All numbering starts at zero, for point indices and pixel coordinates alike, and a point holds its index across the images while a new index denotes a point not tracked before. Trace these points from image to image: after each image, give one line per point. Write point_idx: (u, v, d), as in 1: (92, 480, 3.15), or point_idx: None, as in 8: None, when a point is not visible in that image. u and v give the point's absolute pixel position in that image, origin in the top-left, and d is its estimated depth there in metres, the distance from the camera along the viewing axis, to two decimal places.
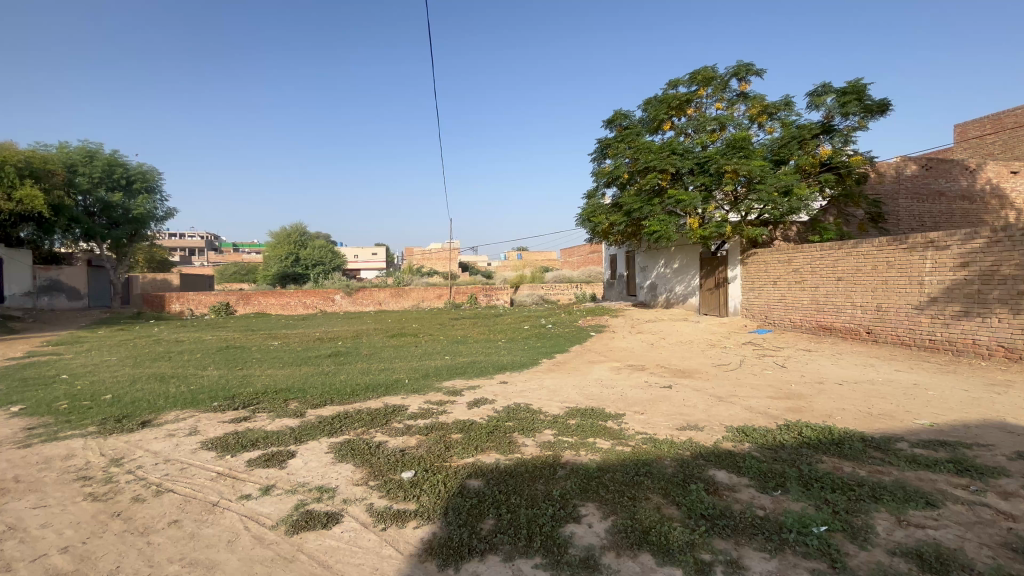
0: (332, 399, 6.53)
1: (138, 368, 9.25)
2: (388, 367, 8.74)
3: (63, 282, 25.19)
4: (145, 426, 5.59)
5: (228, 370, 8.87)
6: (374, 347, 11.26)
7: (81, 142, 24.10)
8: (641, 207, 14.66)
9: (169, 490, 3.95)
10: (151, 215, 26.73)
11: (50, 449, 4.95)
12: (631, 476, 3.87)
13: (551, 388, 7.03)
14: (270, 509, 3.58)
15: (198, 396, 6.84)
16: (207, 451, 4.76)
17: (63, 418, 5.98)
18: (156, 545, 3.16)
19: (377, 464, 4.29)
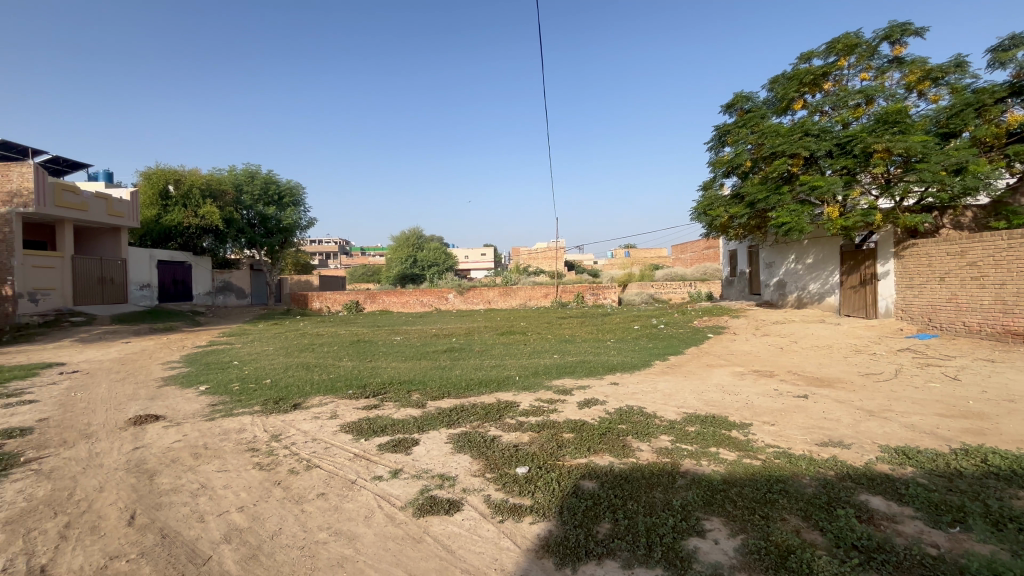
0: (449, 392, 6.91)
1: (290, 358, 10.71)
2: (499, 363, 9.04)
3: (234, 283, 30.05)
4: (297, 408, 6.44)
5: (361, 361, 9.88)
6: (485, 344, 11.71)
7: (244, 164, 28.39)
8: (767, 197, 13.35)
9: (316, 466, 4.48)
10: (298, 224, 30.62)
11: (227, 422, 5.91)
12: (762, 494, 3.52)
13: (666, 391, 6.70)
14: (398, 491, 3.89)
15: (337, 383, 7.70)
16: (346, 433, 5.33)
17: (236, 397, 7.12)
18: (307, 513, 3.61)
19: (493, 457, 4.44)
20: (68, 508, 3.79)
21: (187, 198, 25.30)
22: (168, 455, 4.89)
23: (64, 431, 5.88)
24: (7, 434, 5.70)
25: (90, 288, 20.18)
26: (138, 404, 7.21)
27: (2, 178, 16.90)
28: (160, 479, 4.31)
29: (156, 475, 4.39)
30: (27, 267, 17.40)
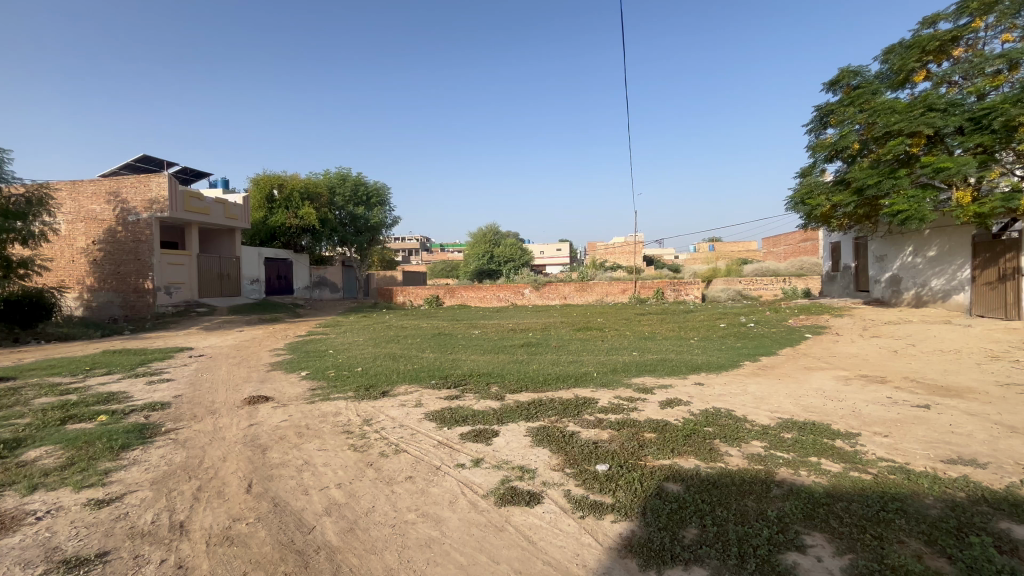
0: (527, 386, 6.99)
1: (378, 348, 11.43)
2: (577, 359, 8.95)
3: (328, 278, 32.58)
4: (385, 395, 6.85)
5: (442, 353, 10.28)
6: (562, 340, 11.66)
7: (337, 168, 30.59)
8: (878, 182, 11.97)
9: (404, 450, 4.75)
10: (384, 223, 32.40)
11: (325, 405, 6.45)
12: (874, 512, 3.17)
13: (757, 394, 6.25)
14: (480, 479, 4.02)
15: (421, 374, 8.09)
16: (430, 421, 5.58)
17: (332, 383, 7.75)
18: (397, 494, 3.83)
19: (572, 452, 4.43)
20: (199, 474, 4.34)
21: (289, 201, 27.94)
22: (277, 433, 5.44)
23: (195, 407, 6.75)
24: (151, 407, 6.65)
25: (211, 283, 22.91)
26: (251, 386, 8.07)
27: (145, 187, 19.62)
28: (270, 453, 4.80)
29: (268, 450, 4.90)
30: (163, 264, 20.12)
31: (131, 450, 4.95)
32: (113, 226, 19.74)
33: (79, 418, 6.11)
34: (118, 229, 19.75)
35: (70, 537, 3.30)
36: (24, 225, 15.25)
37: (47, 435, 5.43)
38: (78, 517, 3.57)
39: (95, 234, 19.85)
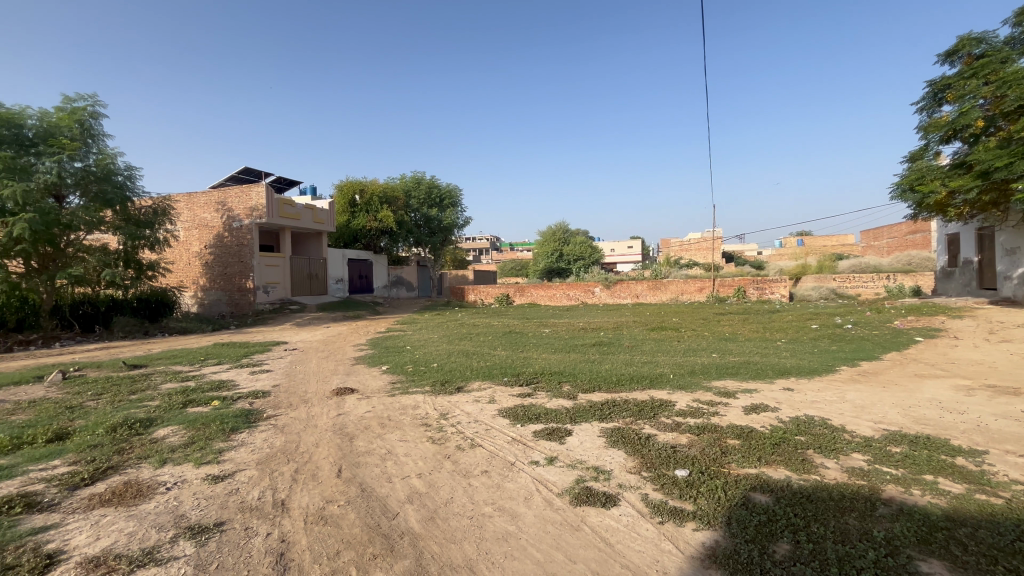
0: (599, 386, 6.90)
1: (452, 345, 11.82)
2: (652, 360, 8.67)
3: (405, 277, 34.18)
4: (459, 391, 7.07)
5: (513, 351, 10.41)
6: (636, 339, 11.36)
7: (412, 172, 31.98)
8: (1009, 164, 10.45)
9: (479, 445, 4.87)
10: (456, 224, 33.38)
11: (404, 398, 6.78)
12: (1008, 542, 2.77)
13: (856, 402, 5.70)
14: (554, 477, 4.03)
15: (493, 370, 8.26)
16: (503, 418, 5.67)
17: (410, 377, 8.15)
18: (473, 487, 3.95)
19: (649, 456, 4.30)
20: (296, 457, 4.74)
21: (369, 205, 29.67)
22: (362, 423, 5.81)
23: (290, 396, 7.39)
24: (254, 395, 7.37)
25: (302, 282, 24.91)
26: (338, 378, 8.68)
27: (247, 196, 21.73)
28: (357, 442, 5.13)
29: (355, 439, 5.25)
30: (262, 266, 22.16)
31: (239, 433, 5.53)
32: (221, 232, 22.09)
33: (196, 402, 6.92)
34: (225, 235, 22.04)
35: (193, 507, 3.74)
36: (152, 233, 17.49)
37: (172, 416, 6.20)
38: (199, 489, 4.04)
39: (207, 239, 22.31)
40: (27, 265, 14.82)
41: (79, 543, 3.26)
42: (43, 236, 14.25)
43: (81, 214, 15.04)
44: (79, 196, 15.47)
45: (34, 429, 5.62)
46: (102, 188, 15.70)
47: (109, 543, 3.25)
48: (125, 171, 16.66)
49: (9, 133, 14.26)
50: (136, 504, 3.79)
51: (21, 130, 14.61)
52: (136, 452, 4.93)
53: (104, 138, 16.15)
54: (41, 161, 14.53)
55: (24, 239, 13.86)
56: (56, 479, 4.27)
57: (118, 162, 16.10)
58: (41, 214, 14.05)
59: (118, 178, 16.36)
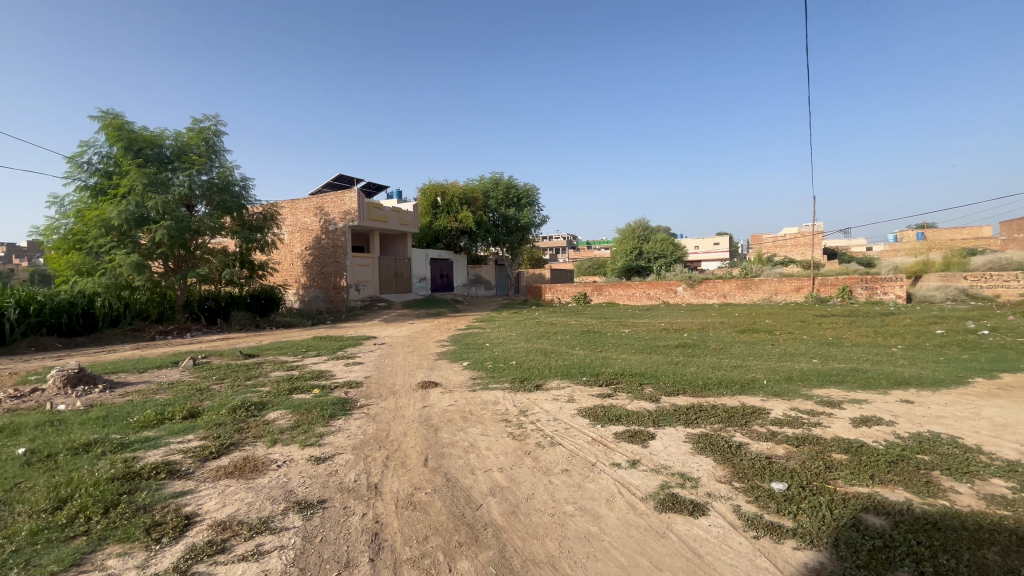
0: (684, 389, 6.60)
1: (531, 343, 11.92)
2: (742, 364, 8.14)
3: (483, 276, 35.02)
4: (538, 388, 7.12)
5: (592, 351, 10.26)
6: (723, 342, 10.71)
7: (491, 173, 32.68)
8: None
9: (559, 443, 4.87)
10: (533, 223, 33.58)
11: (485, 394, 6.96)
12: None
13: (996, 421, 4.92)
14: (638, 480, 3.93)
15: (572, 370, 8.22)
16: (583, 418, 5.62)
17: (490, 373, 8.35)
18: (554, 485, 3.96)
19: (741, 465, 4.05)
20: (387, 445, 5.05)
21: (450, 207, 30.83)
22: (446, 415, 6.05)
23: (380, 387, 7.89)
24: (348, 385, 7.96)
25: (389, 281, 26.46)
26: (423, 372, 9.12)
27: (341, 201, 23.48)
28: (442, 433, 5.35)
29: (439, 430, 5.48)
30: (354, 265, 23.85)
31: (337, 419, 6.01)
32: (318, 235, 24.10)
33: (301, 389, 7.63)
34: (323, 238, 24.00)
35: (299, 484, 4.13)
36: (262, 237, 19.55)
37: (281, 401, 6.88)
38: (304, 468, 4.46)
39: (307, 241, 24.45)
40: (164, 265, 16.97)
41: (210, 508, 3.72)
42: (178, 240, 16.38)
43: (207, 221, 17.21)
44: (204, 205, 17.64)
45: (172, 407, 6.50)
46: (223, 198, 17.80)
47: (233, 510, 3.68)
48: (241, 182, 18.71)
49: (152, 152, 16.54)
50: (254, 478, 4.26)
51: (161, 149, 16.85)
52: (253, 431, 5.54)
53: (225, 154, 18.25)
54: (177, 176, 16.74)
55: (164, 243, 16.06)
56: (190, 451, 4.91)
57: (235, 174, 18.15)
58: (176, 222, 16.25)
59: (236, 189, 18.43)
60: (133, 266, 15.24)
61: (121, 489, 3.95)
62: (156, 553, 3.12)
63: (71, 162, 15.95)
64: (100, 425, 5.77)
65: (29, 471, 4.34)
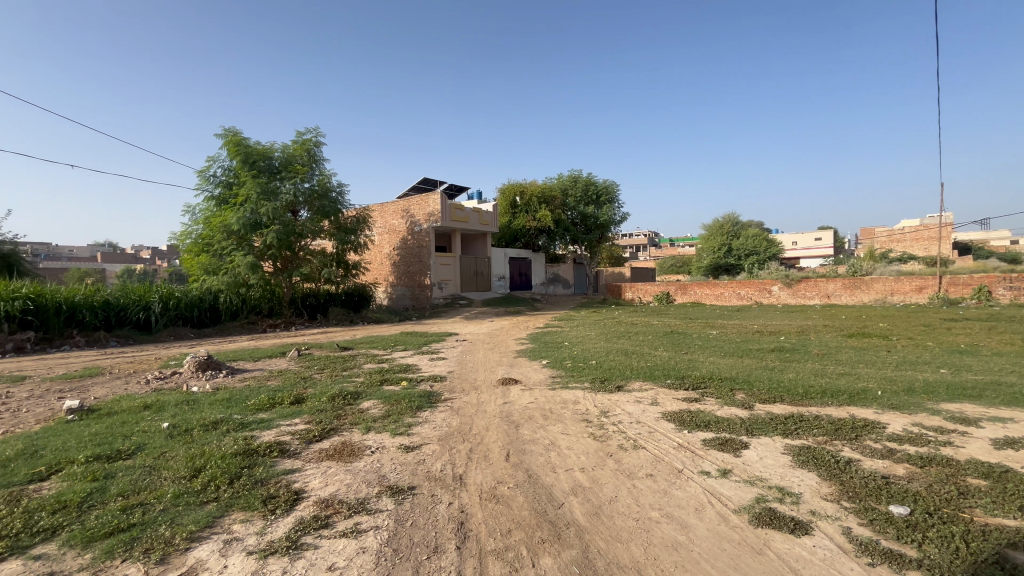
0: (782, 397, 6.09)
1: (611, 343, 11.67)
2: (851, 372, 7.33)
3: (562, 275, 34.89)
4: (620, 389, 6.96)
5: (676, 353, 9.81)
6: (828, 347, 9.71)
7: (569, 171, 32.51)
8: None
9: (643, 447, 4.73)
10: (612, 220, 32.82)
11: (565, 393, 6.94)
12: None
13: None
14: (729, 491, 3.71)
15: (655, 371, 7.92)
16: (668, 422, 5.40)
17: (570, 372, 8.30)
18: (638, 489, 3.84)
19: (851, 483, 3.65)
20: (470, 438, 5.21)
21: (529, 206, 31.17)
22: (526, 413, 6.12)
23: (463, 382, 8.17)
24: (433, 378, 8.34)
25: (469, 279, 27.28)
26: (503, 369, 9.30)
27: (426, 203, 24.58)
28: (522, 430, 5.42)
29: (520, 427, 5.56)
30: (437, 265, 24.90)
31: (423, 411, 6.31)
32: (405, 236, 25.45)
33: (391, 381, 8.12)
34: (409, 238, 25.31)
35: (391, 470, 4.40)
36: (356, 238, 21.03)
37: (373, 392, 7.36)
38: (395, 455, 4.75)
39: (395, 242, 25.93)
40: (274, 265, 18.89)
41: (315, 486, 4.09)
42: (284, 242, 18.19)
43: (309, 224, 18.97)
44: (307, 210, 19.35)
45: (282, 393, 7.22)
46: (322, 203, 19.45)
47: (334, 489, 4.01)
48: (338, 189, 20.28)
49: (264, 163, 18.42)
50: (351, 461, 4.61)
51: (272, 160, 18.73)
52: (350, 418, 6.00)
53: (324, 163, 19.86)
54: (284, 184, 18.51)
55: (273, 245, 17.92)
56: (297, 433, 5.42)
57: (333, 181, 19.71)
58: (284, 226, 18.00)
59: (334, 195, 19.99)
60: (249, 267, 17.33)
61: (243, 463, 4.47)
62: (271, 522, 3.49)
63: (201, 175, 18.26)
64: (225, 407, 6.55)
65: (172, 442, 5.05)
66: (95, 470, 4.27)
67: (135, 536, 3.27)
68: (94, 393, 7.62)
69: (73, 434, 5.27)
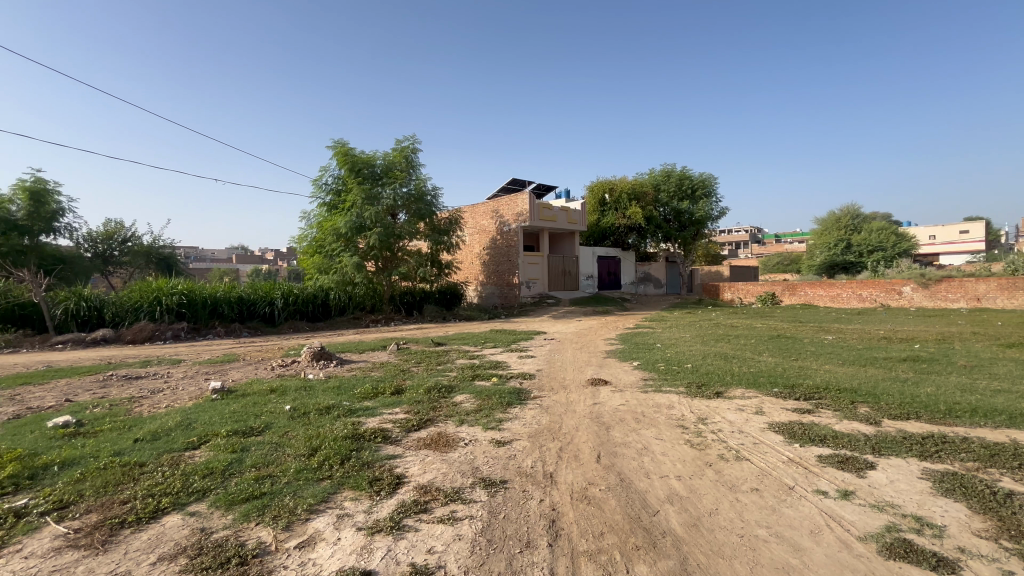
0: (917, 414, 5.30)
1: (708, 346, 10.97)
2: (1012, 389, 6.16)
3: (653, 274, 33.58)
4: (719, 396, 6.53)
5: (784, 359, 8.97)
6: (978, 358, 8.26)
7: (662, 166, 31.17)
8: None
9: (747, 458, 4.40)
10: (710, 216, 30.70)
11: (658, 397, 6.67)
12: None
13: None
14: (853, 515, 3.31)
15: (760, 378, 7.30)
16: (776, 434, 4.95)
17: (663, 375, 7.96)
18: (742, 503, 3.58)
19: (1014, 521, 3.07)
20: (560, 437, 5.20)
21: (618, 203, 30.41)
22: (617, 415, 5.97)
23: (552, 380, 8.18)
24: (523, 376, 8.47)
25: (557, 278, 27.31)
26: (592, 369, 9.18)
27: (515, 203, 24.99)
28: (613, 432, 5.30)
29: (611, 429, 5.44)
30: (525, 264, 25.24)
31: (514, 407, 6.43)
32: (494, 236, 26.13)
33: (482, 377, 8.39)
34: (498, 238, 25.94)
35: (484, 462, 4.54)
36: (448, 239, 22.01)
37: (465, 386, 7.66)
38: (488, 449, 4.89)
39: (484, 242, 26.72)
40: (376, 265, 20.36)
41: (414, 472, 4.35)
42: (385, 244, 19.55)
43: (407, 227, 20.20)
44: (405, 213, 20.58)
45: (384, 383, 7.79)
46: (418, 206, 20.58)
47: (432, 476, 4.24)
48: (432, 192, 21.33)
49: (368, 171, 19.89)
50: (447, 451, 4.84)
51: (374, 167, 20.16)
52: (444, 410, 6.29)
53: (420, 168, 20.97)
54: (385, 190, 19.83)
55: (375, 246, 19.35)
56: (397, 422, 5.80)
57: (428, 185, 20.77)
58: (384, 229, 19.35)
59: (428, 198, 21.06)
60: (354, 267, 18.91)
61: (352, 445, 4.89)
62: (376, 503, 3.76)
63: (315, 184, 20.23)
64: (336, 393, 7.22)
65: (294, 423, 5.67)
66: (234, 443, 4.91)
67: (267, 503, 3.71)
68: (232, 376, 8.82)
69: (217, 411, 6.14)
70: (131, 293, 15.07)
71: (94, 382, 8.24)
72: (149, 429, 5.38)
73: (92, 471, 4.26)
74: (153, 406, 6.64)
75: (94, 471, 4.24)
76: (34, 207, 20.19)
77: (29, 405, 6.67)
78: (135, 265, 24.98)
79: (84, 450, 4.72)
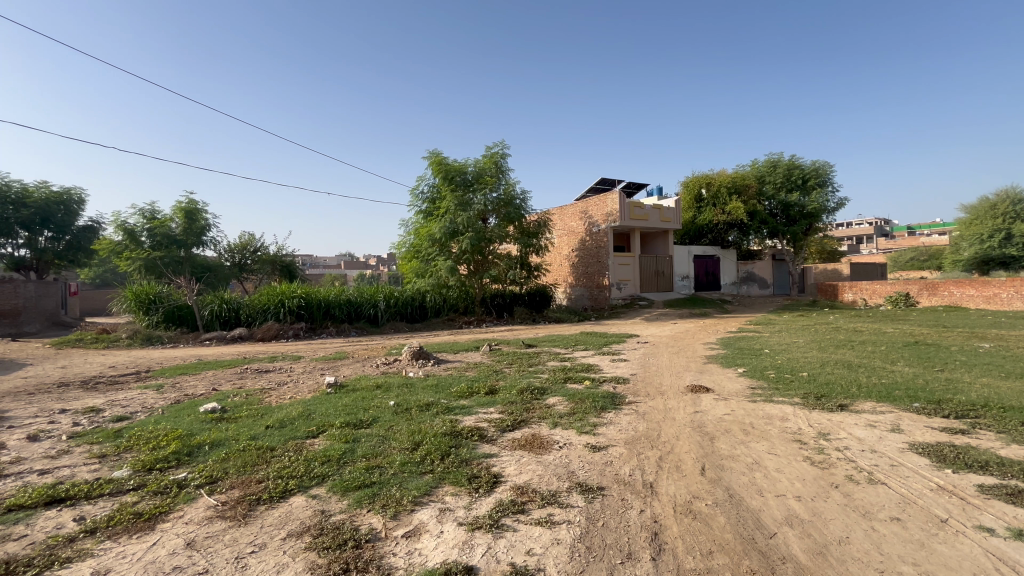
0: None
1: (826, 352, 9.83)
2: None
3: (757, 273, 30.99)
4: (844, 409, 5.82)
5: (925, 369, 7.74)
6: None
7: (767, 156, 28.68)
8: None
9: (883, 482, 3.85)
10: (825, 207, 27.62)
11: (769, 407, 6.11)
12: None
13: None
14: None
15: (895, 392, 6.36)
16: (920, 456, 4.28)
17: (774, 385, 7.25)
18: (881, 534, 3.12)
19: None
20: (659, 445, 4.96)
21: (717, 198, 28.58)
22: (721, 425, 5.55)
23: (648, 385, 7.84)
24: (616, 380, 8.22)
25: (649, 279, 26.31)
26: (692, 374, 8.68)
27: (604, 203, 24.49)
28: (718, 443, 4.94)
29: (716, 440, 5.07)
30: (616, 265, 24.67)
31: (608, 412, 6.26)
32: (582, 237, 25.83)
33: (575, 380, 8.28)
34: (586, 239, 25.62)
35: (579, 467, 4.47)
36: (537, 241, 22.19)
37: (558, 388, 7.62)
38: (583, 453, 4.80)
39: (573, 243, 26.53)
40: (468, 268, 20.88)
41: (511, 472, 4.40)
42: (476, 248, 20.00)
43: (497, 231, 20.57)
44: (495, 217, 21.10)
45: (478, 384, 8.02)
46: (508, 210, 20.97)
47: (528, 478, 4.25)
48: (520, 196, 21.56)
49: (460, 178, 20.65)
50: (542, 453, 4.84)
51: (466, 174, 20.86)
52: (537, 412, 6.30)
53: (509, 172, 21.28)
54: (476, 195, 20.49)
55: (468, 251, 19.97)
56: (493, 421, 5.92)
57: (516, 189, 21.09)
58: (476, 233, 19.91)
59: (517, 203, 21.34)
60: (448, 270, 19.42)
61: (451, 443, 5.07)
62: (475, 500, 3.86)
63: (413, 194, 21.47)
64: (434, 391, 7.59)
65: (398, 418, 6.02)
66: (346, 434, 5.34)
67: (377, 492, 3.99)
68: (343, 372, 9.67)
69: (332, 403, 6.73)
70: (260, 297, 17.15)
71: (233, 373, 9.51)
72: (278, 417, 6.06)
73: (233, 451, 4.88)
74: (280, 397, 7.46)
75: (235, 452, 4.85)
76: (187, 223, 23.60)
77: (185, 392, 7.86)
78: (264, 271, 28.22)
79: (228, 433, 5.44)
